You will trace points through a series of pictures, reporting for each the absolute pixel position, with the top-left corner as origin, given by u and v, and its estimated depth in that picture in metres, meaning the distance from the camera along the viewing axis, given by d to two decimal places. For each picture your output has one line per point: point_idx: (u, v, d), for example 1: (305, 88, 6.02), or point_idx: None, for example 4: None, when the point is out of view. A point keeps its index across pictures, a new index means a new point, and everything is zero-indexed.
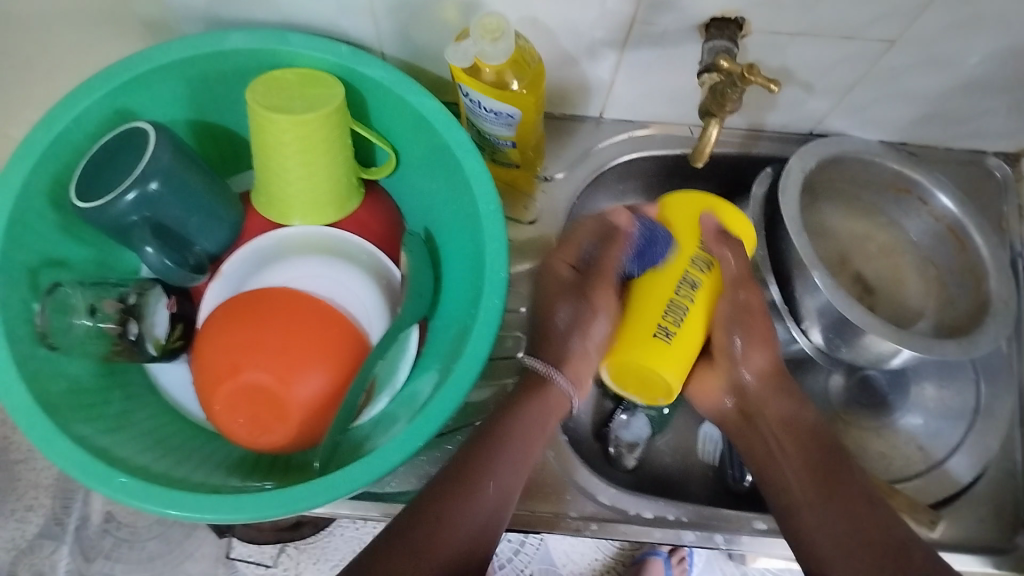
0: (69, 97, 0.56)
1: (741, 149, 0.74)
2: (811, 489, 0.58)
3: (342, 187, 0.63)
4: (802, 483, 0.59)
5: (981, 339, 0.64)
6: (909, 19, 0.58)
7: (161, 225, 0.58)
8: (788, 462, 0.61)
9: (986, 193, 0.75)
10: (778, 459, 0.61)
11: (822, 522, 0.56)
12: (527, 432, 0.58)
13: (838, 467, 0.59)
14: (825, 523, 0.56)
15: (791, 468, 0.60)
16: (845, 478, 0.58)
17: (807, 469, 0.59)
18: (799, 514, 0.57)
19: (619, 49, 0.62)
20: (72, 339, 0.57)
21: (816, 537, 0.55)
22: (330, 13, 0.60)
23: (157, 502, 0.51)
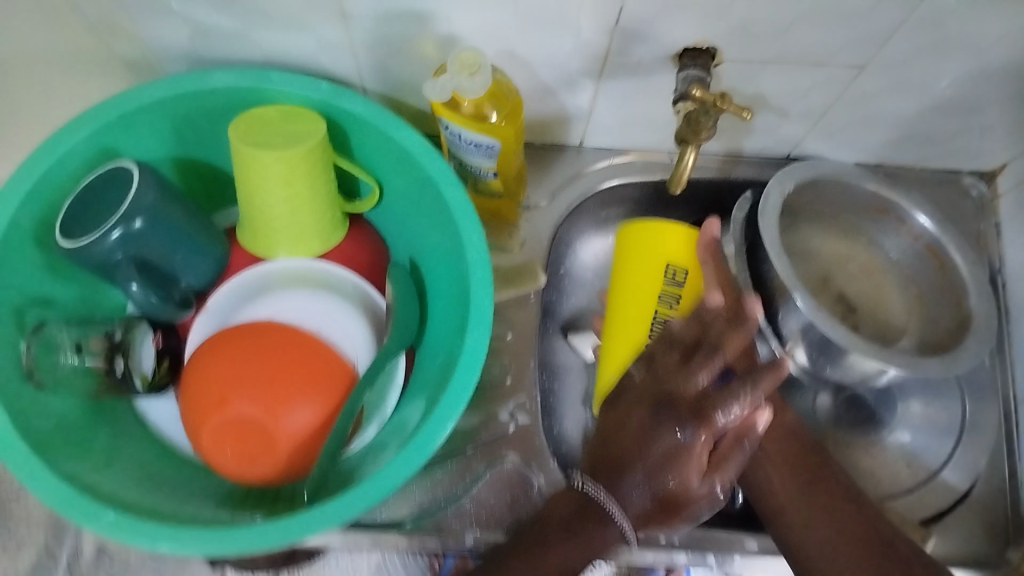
0: (53, 138, 0.57)
1: (720, 174, 0.75)
2: (795, 488, 0.59)
3: (327, 220, 0.64)
4: (788, 485, 0.60)
5: (963, 356, 0.64)
6: (878, 44, 0.59)
7: (147, 261, 0.59)
8: (769, 462, 0.61)
9: (964, 211, 0.76)
10: (759, 460, 0.62)
11: (810, 527, 0.57)
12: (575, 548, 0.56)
13: (818, 467, 0.60)
14: (812, 523, 0.57)
15: (773, 469, 0.61)
16: (827, 481, 0.59)
17: (791, 474, 0.60)
18: (785, 515, 0.59)
19: (596, 79, 0.63)
20: (59, 376, 0.58)
21: (804, 537, 0.57)
22: (310, 50, 0.61)
23: (148, 538, 0.51)
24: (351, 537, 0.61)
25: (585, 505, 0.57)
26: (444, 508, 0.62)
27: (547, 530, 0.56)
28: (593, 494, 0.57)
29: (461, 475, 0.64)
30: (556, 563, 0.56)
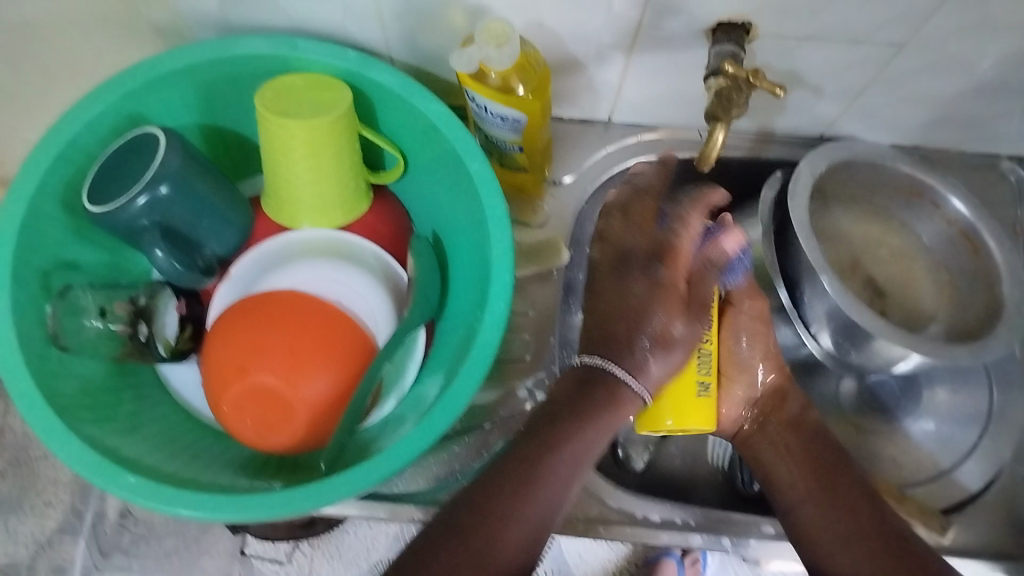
0: (79, 103, 0.57)
1: (751, 153, 0.73)
2: (815, 489, 0.58)
3: (350, 191, 0.63)
4: (802, 475, 0.59)
5: (992, 344, 0.63)
6: (919, 22, 0.57)
7: (171, 228, 0.59)
8: (790, 462, 0.60)
9: (1001, 197, 0.74)
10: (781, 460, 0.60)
11: (827, 518, 0.56)
12: (581, 438, 0.55)
13: (839, 468, 0.59)
14: (831, 525, 0.56)
15: (795, 470, 0.59)
16: (843, 473, 0.59)
17: (807, 469, 0.59)
18: (800, 513, 0.57)
19: (627, 53, 0.62)
20: (83, 339, 0.58)
21: (820, 539, 0.56)
22: (338, 18, 0.60)
23: (167, 502, 0.51)
24: (368, 505, 0.62)
25: (588, 378, 0.58)
26: (460, 481, 0.63)
27: (555, 414, 0.56)
28: (593, 367, 0.58)
29: (479, 450, 0.64)
30: (573, 443, 0.55)
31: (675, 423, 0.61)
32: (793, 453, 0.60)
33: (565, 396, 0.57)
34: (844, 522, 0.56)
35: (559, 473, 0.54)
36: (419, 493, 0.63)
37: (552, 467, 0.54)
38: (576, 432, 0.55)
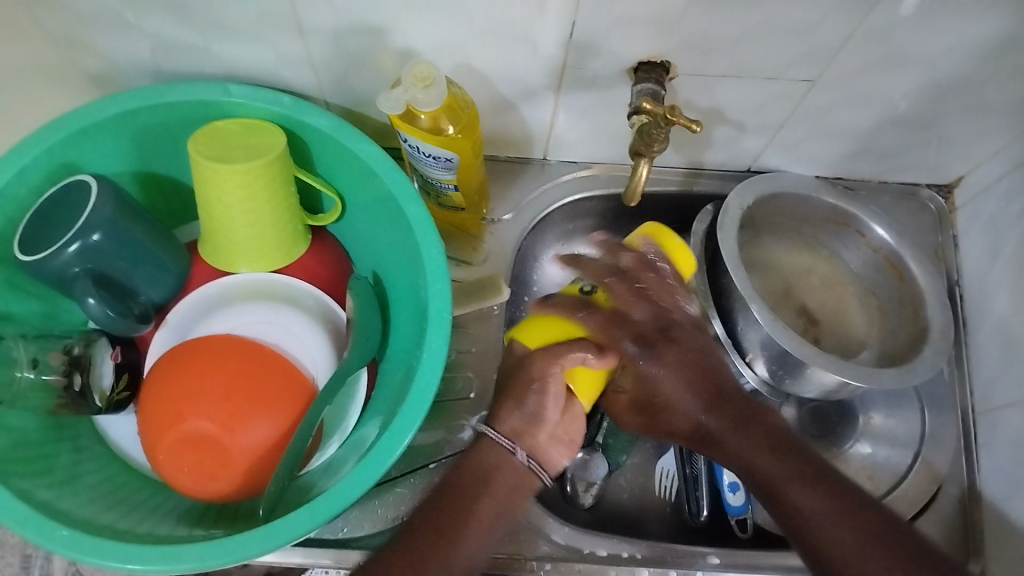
0: (12, 153, 0.57)
1: (682, 187, 0.76)
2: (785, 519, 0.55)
3: (288, 235, 0.64)
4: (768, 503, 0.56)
5: (918, 366, 0.65)
6: (828, 58, 0.60)
7: (105, 276, 0.59)
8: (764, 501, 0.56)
9: (923, 224, 0.77)
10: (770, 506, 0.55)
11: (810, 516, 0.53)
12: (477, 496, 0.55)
13: (805, 465, 0.55)
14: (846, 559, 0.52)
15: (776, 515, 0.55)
16: (802, 463, 0.55)
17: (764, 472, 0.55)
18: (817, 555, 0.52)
19: (556, 93, 0.64)
20: (15, 391, 0.58)
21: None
22: (270, 63, 0.61)
23: (104, 555, 0.51)
24: (313, 553, 0.61)
25: (487, 457, 0.56)
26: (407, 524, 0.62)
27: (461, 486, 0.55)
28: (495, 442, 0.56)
29: (425, 492, 0.64)
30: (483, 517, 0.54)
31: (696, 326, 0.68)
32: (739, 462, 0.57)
33: (471, 471, 0.56)
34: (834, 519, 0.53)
35: (471, 551, 0.53)
36: (365, 538, 0.62)
37: (456, 537, 0.53)
38: (485, 500, 0.55)
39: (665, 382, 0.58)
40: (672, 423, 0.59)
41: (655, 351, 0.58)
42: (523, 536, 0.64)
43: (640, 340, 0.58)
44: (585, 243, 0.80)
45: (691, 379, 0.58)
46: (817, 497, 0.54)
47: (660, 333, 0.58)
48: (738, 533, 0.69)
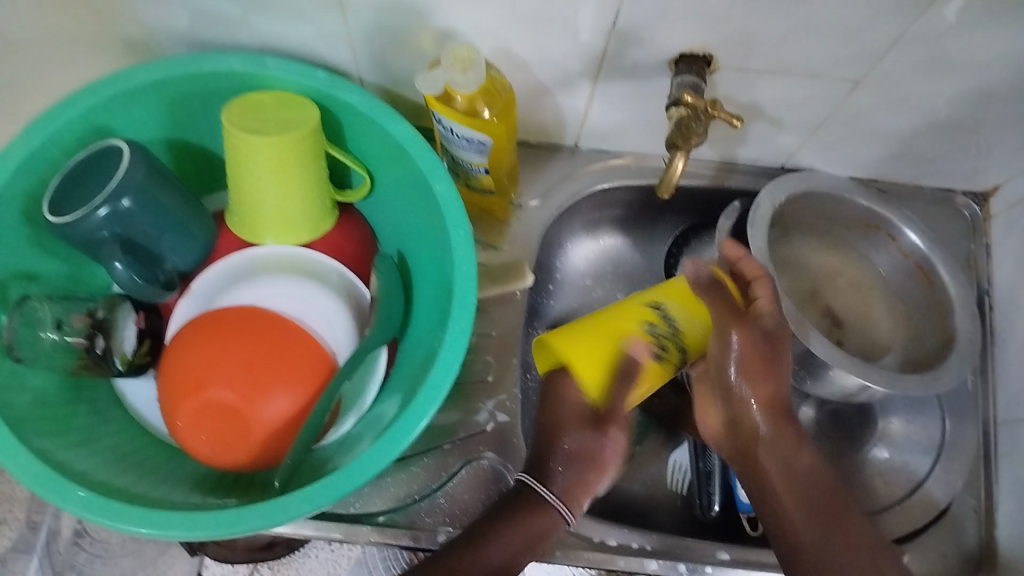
0: (44, 114, 0.57)
1: (714, 182, 0.75)
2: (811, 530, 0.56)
3: (316, 209, 0.64)
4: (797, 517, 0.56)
5: (945, 375, 0.64)
6: (874, 59, 0.59)
7: (132, 242, 0.59)
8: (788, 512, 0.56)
9: (957, 231, 0.76)
10: (788, 517, 0.56)
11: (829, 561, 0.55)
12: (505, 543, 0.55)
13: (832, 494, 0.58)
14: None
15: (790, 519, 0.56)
16: (858, 524, 0.57)
17: (814, 514, 0.56)
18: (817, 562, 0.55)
19: (593, 80, 0.63)
20: (38, 352, 0.57)
21: None
22: (307, 38, 0.61)
23: (119, 518, 0.51)
24: (323, 526, 0.61)
25: (524, 498, 0.57)
26: (418, 502, 0.62)
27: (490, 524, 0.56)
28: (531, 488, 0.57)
29: (438, 471, 0.64)
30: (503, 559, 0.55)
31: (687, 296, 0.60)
32: (788, 486, 0.57)
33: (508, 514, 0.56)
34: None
35: None
36: (376, 513, 0.62)
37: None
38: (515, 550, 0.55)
39: (766, 367, 0.56)
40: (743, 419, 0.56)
41: (755, 376, 0.56)
42: None
43: (749, 368, 0.56)
44: (612, 234, 0.80)
45: (772, 409, 0.57)
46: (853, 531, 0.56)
47: (761, 355, 0.56)
48: (749, 530, 0.69)
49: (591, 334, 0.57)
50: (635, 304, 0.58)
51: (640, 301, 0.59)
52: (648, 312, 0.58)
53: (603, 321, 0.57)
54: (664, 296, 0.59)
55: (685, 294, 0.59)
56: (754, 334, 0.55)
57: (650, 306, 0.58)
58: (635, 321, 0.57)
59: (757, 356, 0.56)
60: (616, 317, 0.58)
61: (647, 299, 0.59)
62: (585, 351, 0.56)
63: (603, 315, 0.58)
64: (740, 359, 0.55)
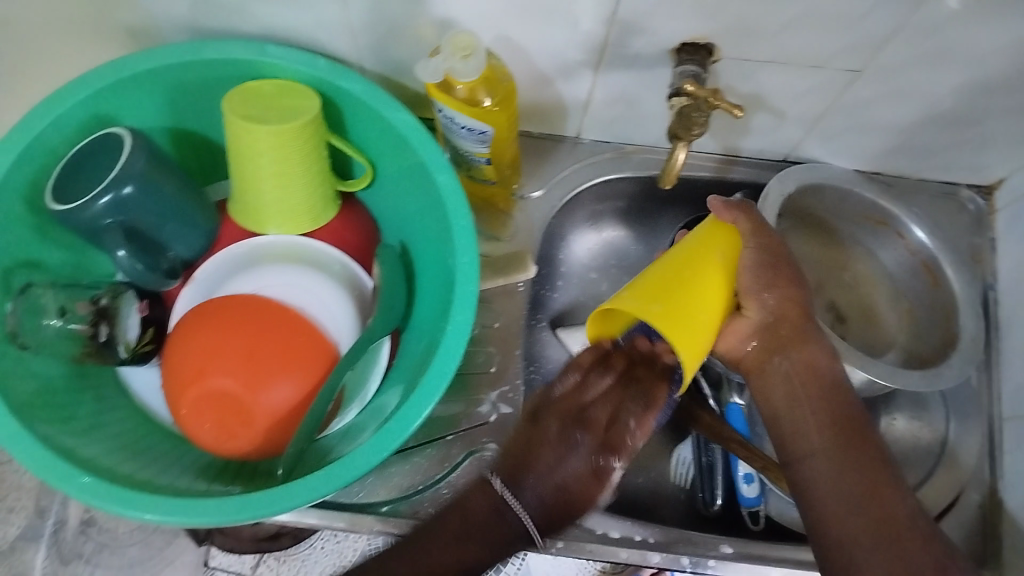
0: (49, 101, 0.57)
1: (716, 173, 0.75)
2: (822, 439, 0.56)
3: (317, 199, 0.64)
4: (815, 427, 0.57)
5: (945, 371, 0.64)
6: (876, 49, 0.59)
7: (134, 229, 0.59)
8: (803, 421, 0.58)
9: (962, 225, 0.75)
10: (799, 421, 0.58)
11: (823, 479, 0.55)
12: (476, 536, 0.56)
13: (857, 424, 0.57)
14: (848, 508, 0.54)
15: (807, 427, 0.57)
16: (872, 456, 0.55)
17: (824, 431, 0.57)
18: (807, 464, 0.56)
19: (594, 70, 0.63)
20: (41, 337, 0.58)
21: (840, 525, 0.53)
22: (308, 25, 0.61)
23: (123, 504, 0.51)
24: (328, 515, 0.62)
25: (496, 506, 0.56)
26: (421, 492, 0.63)
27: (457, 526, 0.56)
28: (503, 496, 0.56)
29: (442, 463, 0.64)
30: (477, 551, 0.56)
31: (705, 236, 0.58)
32: (806, 397, 0.58)
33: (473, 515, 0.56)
34: (849, 504, 0.54)
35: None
36: (381, 503, 0.63)
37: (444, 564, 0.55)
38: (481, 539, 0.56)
39: (781, 288, 0.58)
40: (779, 319, 0.59)
41: (771, 280, 0.58)
42: None
43: (762, 271, 0.58)
44: (614, 226, 0.80)
45: (791, 316, 0.59)
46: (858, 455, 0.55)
47: (778, 258, 0.58)
48: (750, 525, 0.70)
49: (693, 316, 0.54)
50: (697, 254, 0.56)
51: (695, 254, 0.56)
52: (714, 260, 0.56)
53: (687, 287, 0.54)
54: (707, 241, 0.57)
55: (716, 232, 0.58)
56: (774, 239, 0.59)
57: (713, 253, 0.56)
58: (712, 275, 0.56)
59: (770, 263, 0.58)
60: (691, 278, 0.55)
61: (704, 249, 0.56)
62: (691, 316, 0.53)
63: (681, 281, 0.54)
64: (755, 264, 0.58)
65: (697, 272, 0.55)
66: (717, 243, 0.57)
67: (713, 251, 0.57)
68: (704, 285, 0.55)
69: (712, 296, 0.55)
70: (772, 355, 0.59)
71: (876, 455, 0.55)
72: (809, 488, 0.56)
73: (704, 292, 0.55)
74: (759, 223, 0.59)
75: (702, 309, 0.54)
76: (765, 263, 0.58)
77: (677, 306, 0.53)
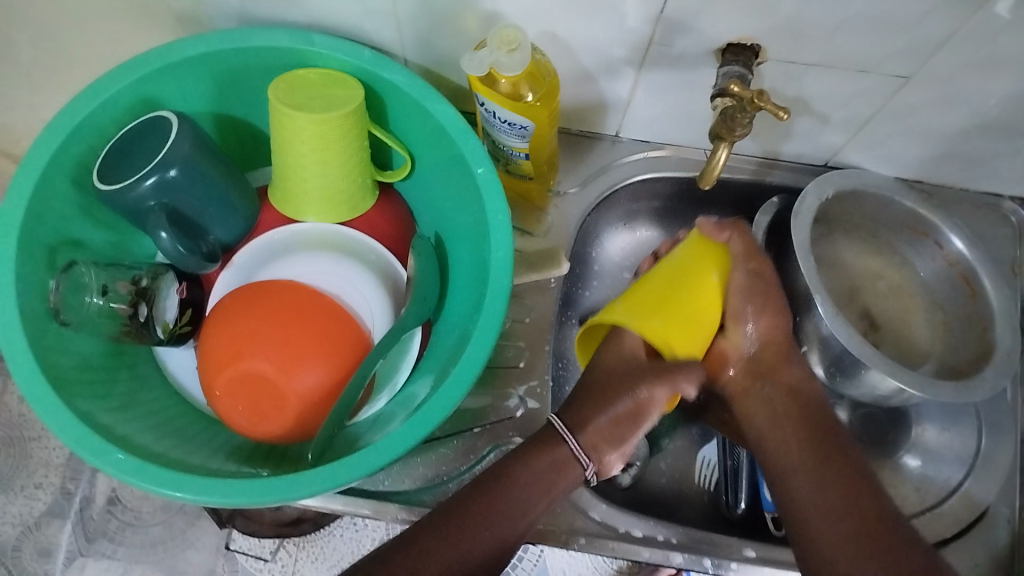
0: (99, 82, 0.58)
1: (755, 176, 0.74)
2: (805, 453, 0.57)
3: (356, 189, 0.64)
4: (796, 443, 0.58)
5: (979, 384, 0.63)
6: (925, 56, 0.58)
7: (177, 212, 0.60)
8: (786, 439, 0.59)
9: (1003, 237, 0.74)
10: (780, 439, 0.59)
11: (806, 494, 0.55)
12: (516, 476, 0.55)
13: (837, 440, 0.57)
14: (826, 517, 0.53)
15: (790, 444, 0.58)
16: (852, 469, 0.56)
17: (804, 447, 0.57)
18: (787, 478, 0.57)
19: (637, 68, 0.63)
20: (83, 315, 0.59)
21: (817, 536, 0.53)
22: (356, 15, 0.61)
23: (155, 482, 0.52)
24: (352, 502, 0.62)
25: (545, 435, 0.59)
26: (446, 483, 0.63)
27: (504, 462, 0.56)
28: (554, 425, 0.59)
29: (467, 455, 0.64)
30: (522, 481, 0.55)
31: (696, 257, 0.61)
32: (787, 416, 0.60)
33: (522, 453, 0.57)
34: (832, 516, 0.53)
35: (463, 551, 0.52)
36: (405, 493, 0.63)
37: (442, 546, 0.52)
38: (518, 469, 0.55)
39: (762, 319, 0.61)
40: (763, 351, 0.62)
41: (760, 307, 0.61)
42: (560, 509, 0.63)
43: (753, 297, 0.60)
44: (648, 227, 0.81)
45: (775, 341, 0.62)
46: (838, 468, 0.56)
47: (767, 285, 0.61)
48: (772, 530, 0.69)
49: (689, 342, 0.60)
50: (694, 276, 0.60)
51: (690, 276, 0.60)
52: (708, 285, 0.60)
53: (684, 313, 0.59)
54: (703, 263, 0.60)
55: (708, 251, 0.61)
56: (765, 265, 0.61)
57: (708, 277, 0.60)
58: (706, 298, 0.60)
59: (759, 288, 0.61)
60: (689, 301, 0.60)
61: (697, 272, 0.60)
62: (687, 339, 0.60)
63: (681, 302, 0.59)
64: (745, 289, 0.60)
65: (692, 297, 0.60)
66: (712, 265, 0.61)
67: (706, 274, 0.60)
68: (699, 309, 0.60)
69: (710, 319, 0.61)
70: (755, 380, 0.62)
71: (853, 467, 0.56)
72: (791, 501, 0.56)
73: (701, 315, 0.60)
74: (751, 246, 0.61)
75: (698, 330, 0.60)
76: (753, 290, 0.60)
77: (675, 335, 0.59)
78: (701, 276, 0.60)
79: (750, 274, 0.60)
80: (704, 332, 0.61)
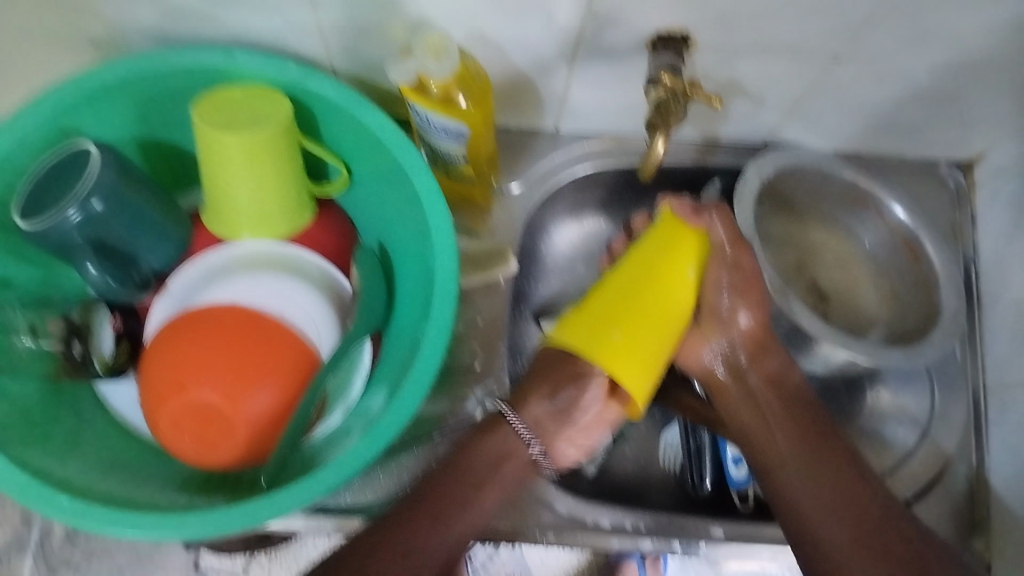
0: (8, 113, 0.55)
1: (697, 160, 0.74)
2: (796, 442, 0.57)
3: (292, 203, 0.62)
4: (784, 433, 0.57)
5: (927, 350, 0.64)
6: (854, 30, 0.58)
7: (105, 244, 0.57)
8: (775, 430, 0.58)
9: (942, 201, 0.75)
10: (767, 427, 0.58)
11: (800, 486, 0.55)
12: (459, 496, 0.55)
13: (824, 428, 0.57)
14: (822, 509, 0.54)
15: (780, 434, 0.57)
16: (842, 455, 0.56)
17: (793, 436, 0.57)
18: (776, 470, 0.57)
19: (570, 62, 0.62)
20: (13, 357, 0.58)
21: (819, 530, 0.53)
22: (275, 27, 0.59)
23: (103, 523, 0.50)
24: (316, 520, 0.61)
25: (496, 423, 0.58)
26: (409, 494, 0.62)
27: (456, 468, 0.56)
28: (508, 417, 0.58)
29: (428, 463, 0.63)
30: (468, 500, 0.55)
31: (666, 252, 0.58)
32: (772, 406, 0.58)
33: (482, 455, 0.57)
34: (829, 505, 0.54)
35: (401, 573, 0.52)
36: (364, 507, 0.61)
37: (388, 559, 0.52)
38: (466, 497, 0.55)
39: (742, 311, 0.58)
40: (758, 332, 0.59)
41: (739, 297, 0.58)
42: (525, 509, 0.62)
43: (731, 289, 0.58)
44: (595, 216, 0.80)
45: (754, 333, 0.59)
46: (830, 458, 0.56)
47: (747, 276, 0.58)
48: (739, 505, 0.70)
49: (648, 346, 0.56)
50: (669, 270, 0.58)
51: (658, 272, 0.57)
52: (682, 281, 0.58)
53: (648, 317, 0.56)
54: (680, 255, 0.58)
55: (684, 238, 0.58)
56: (746, 257, 0.58)
57: (681, 273, 0.58)
58: (680, 293, 0.58)
59: (739, 280, 0.58)
60: (658, 301, 0.57)
61: (671, 267, 0.58)
62: (649, 343, 0.56)
63: (649, 302, 0.57)
64: (724, 281, 0.58)
65: (654, 296, 0.57)
66: (685, 261, 0.58)
67: (676, 272, 0.58)
68: (662, 311, 0.57)
69: (676, 323, 0.58)
70: (737, 373, 0.60)
71: (842, 453, 0.56)
72: (782, 491, 0.56)
73: (664, 317, 0.57)
74: (734, 230, 0.59)
75: (658, 334, 0.56)
76: (732, 275, 0.58)
77: (635, 341, 0.56)
78: (670, 275, 0.57)
79: (729, 255, 0.58)
80: (670, 335, 0.57)
